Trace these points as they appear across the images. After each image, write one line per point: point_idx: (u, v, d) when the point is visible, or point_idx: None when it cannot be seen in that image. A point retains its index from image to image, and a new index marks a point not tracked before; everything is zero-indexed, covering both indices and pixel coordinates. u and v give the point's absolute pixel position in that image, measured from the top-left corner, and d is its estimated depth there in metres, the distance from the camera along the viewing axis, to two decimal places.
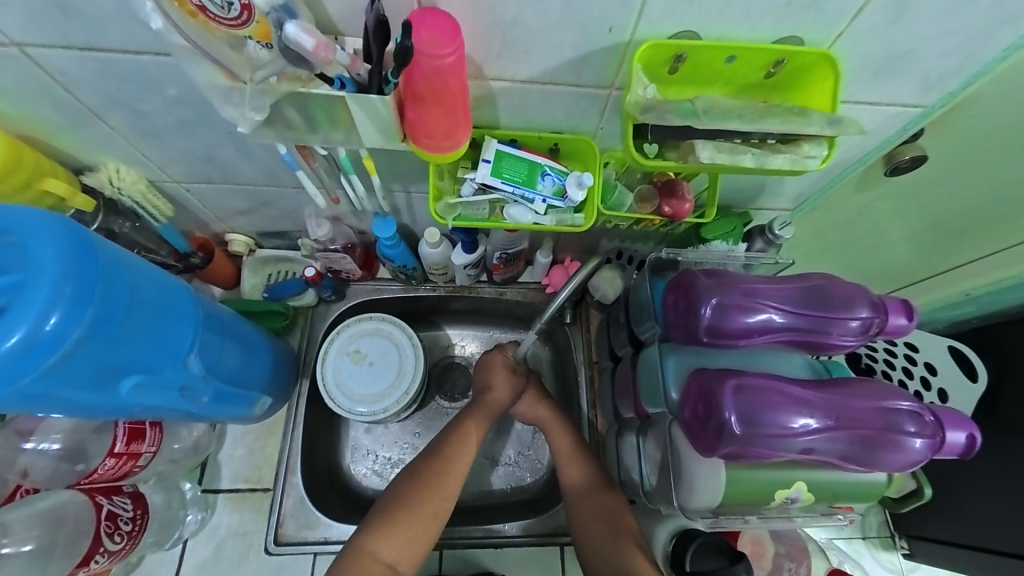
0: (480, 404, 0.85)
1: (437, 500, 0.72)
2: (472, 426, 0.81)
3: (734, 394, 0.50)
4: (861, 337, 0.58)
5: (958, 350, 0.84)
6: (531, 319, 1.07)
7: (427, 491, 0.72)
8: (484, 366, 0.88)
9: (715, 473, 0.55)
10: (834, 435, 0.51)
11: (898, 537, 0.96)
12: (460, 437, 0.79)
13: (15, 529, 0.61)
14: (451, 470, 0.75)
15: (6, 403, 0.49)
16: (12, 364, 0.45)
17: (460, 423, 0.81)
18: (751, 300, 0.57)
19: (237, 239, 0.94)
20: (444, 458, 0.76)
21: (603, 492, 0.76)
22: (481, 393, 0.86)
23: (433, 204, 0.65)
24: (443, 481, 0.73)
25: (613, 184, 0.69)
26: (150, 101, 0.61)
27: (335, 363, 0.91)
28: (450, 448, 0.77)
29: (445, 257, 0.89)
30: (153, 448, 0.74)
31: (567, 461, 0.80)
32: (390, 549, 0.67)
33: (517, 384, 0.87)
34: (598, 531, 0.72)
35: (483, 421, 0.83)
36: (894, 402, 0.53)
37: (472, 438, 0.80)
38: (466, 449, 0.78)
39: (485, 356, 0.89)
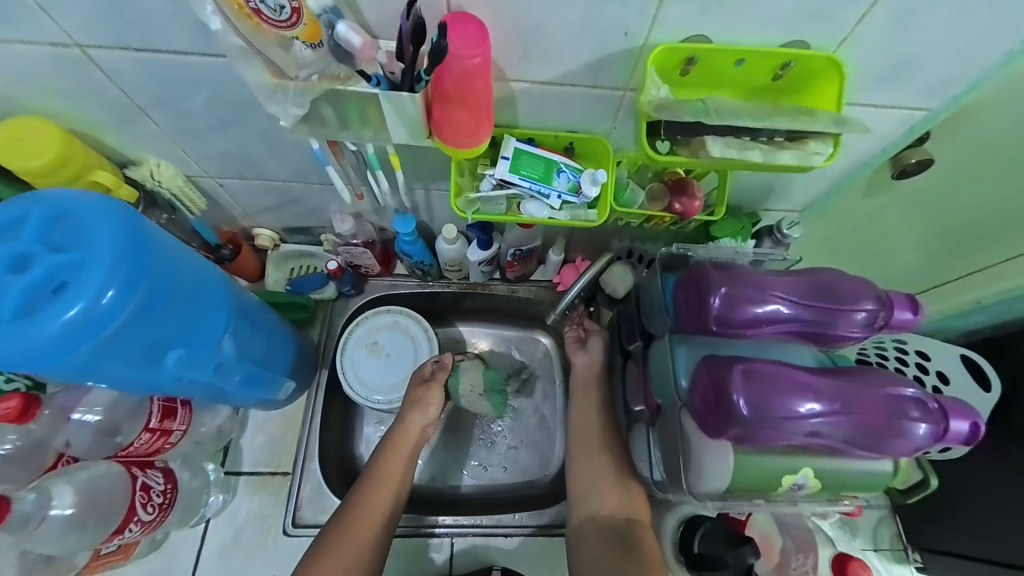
0: (404, 430, 0.85)
1: (353, 545, 0.72)
2: (390, 458, 0.82)
3: (742, 379, 0.52)
4: (866, 330, 0.59)
5: (972, 360, 0.83)
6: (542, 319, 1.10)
7: (341, 537, 0.73)
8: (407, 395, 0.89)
9: (723, 458, 0.55)
10: (840, 419, 0.53)
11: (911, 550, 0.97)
12: (376, 474, 0.80)
13: (58, 494, 0.63)
14: (365, 510, 0.76)
15: (59, 373, 0.53)
16: (67, 337, 0.49)
17: (375, 461, 0.82)
18: (759, 291, 0.58)
19: (262, 234, 0.99)
20: (354, 507, 0.76)
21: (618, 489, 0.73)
22: (398, 423, 0.87)
23: (453, 199, 0.68)
24: (354, 525, 0.74)
25: (625, 183, 0.71)
26: (195, 102, 0.66)
27: (353, 354, 0.94)
28: (365, 488, 0.78)
29: (460, 254, 0.93)
30: (183, 426, 0.75)
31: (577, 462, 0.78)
32: None
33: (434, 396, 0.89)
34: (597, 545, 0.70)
35: (399, 454, 0.83)
36: (898, 389, 0.54)
37: (390, 475, 0.80)
38: (383, 486, 0.79)
39: (408, 390, 0.89)
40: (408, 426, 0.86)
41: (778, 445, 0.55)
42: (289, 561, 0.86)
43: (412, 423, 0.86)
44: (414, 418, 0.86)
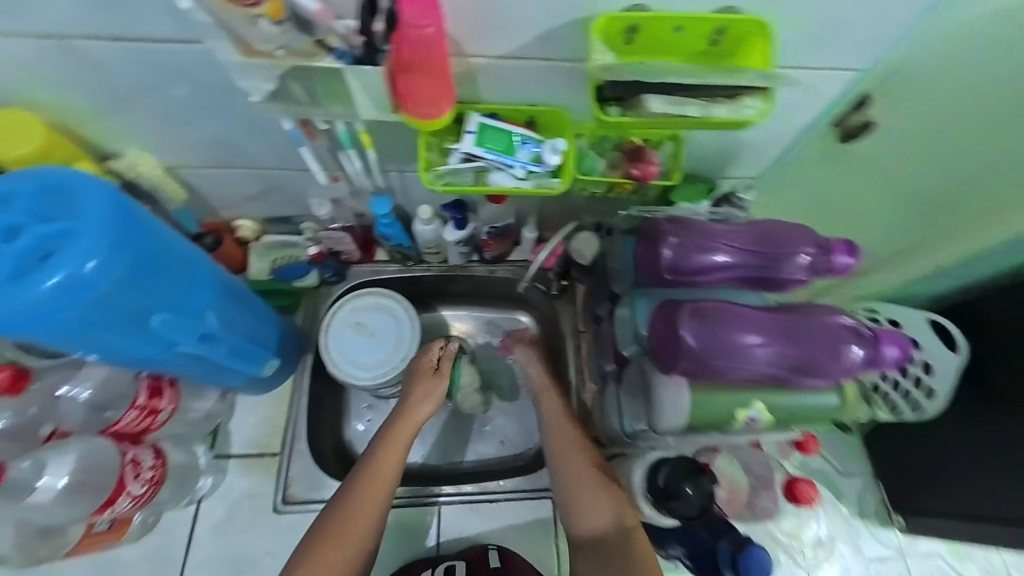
0: (403, 421, 0.81)
1: (347, 542, 0.71)
2: (390, 449, 0.79)
3: (691, 316, 0.57)
4: (809, 273, 0.63)
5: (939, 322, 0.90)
6: (522, 300, 1.13)
7: (334, 535, 0.71)
8: (414, 384, 0.86)
9: (679, 396, 0.60)
10: (784, 349, 0.57)
11: (895, 513, 1.06)
12: (373, 465, 0.77)
13: (53, 464, 0.66)
14: (361, 505, 0.73)
15: (49, 340, 0.56)
16: (53, 303, 0.51)
17: (372, 451, 0.79)
18: (709, 240, 0.63)
19: (244, 225, 1.02)
20: (350, 502, 0.74)
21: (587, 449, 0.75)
22: (401, 409, 0.83)
23: (423, 172, 0.71)
24: (348, 522, 0.72)
25: (585, 152, 0.76)
26: (174, 89, 0.70)
27: (337, 334, 0.97)
28: (361, 481, 0.75)
29: (437, 234, 0.97)
30: (171, 406, 0.77)
31: (568, 451, 0.74)
32: None
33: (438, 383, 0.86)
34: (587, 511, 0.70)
35: (401, 444, 0.79)
36: (836, 320, 0.59)
37: (388, 466, 0.77)
38: (382, 478, 0.76)
39: (418, 380, 0.86)
40: (411, 414, 0.82)
41: (737, 381, 0.59)
42: (282, 536, 0.89)
43: (417, 410, 0.83)
44: (419, 407, 0.83)
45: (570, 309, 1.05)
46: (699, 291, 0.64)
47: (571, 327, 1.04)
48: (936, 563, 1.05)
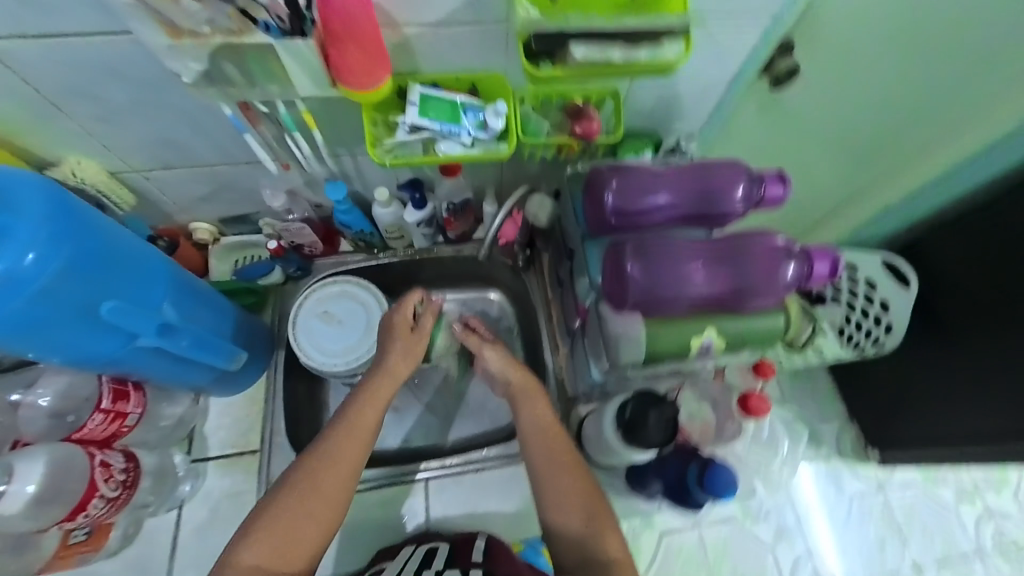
0: (383, 378, 0.81)
1: (320, 498, 0.71)
2: (367, 405, 0.78)
3: (635, 252, 0.63)
4: (745, 205, 0.67)
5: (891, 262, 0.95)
6: (492, 279, 1.14)
7: (304, 490, 0.71)
8: (391, 341, 0.84)
9: (633, 330, 0.64)
10: (720, 272, 0.64)
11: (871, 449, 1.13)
12: (348, 423, 0.76)
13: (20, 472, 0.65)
14: (334, 463, 0.73)
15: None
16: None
17: (346, 408, 0.78)
18: (648, 181, 0.66)
19: (200, 228, 0.99)
20: (322, 457, 0.73)
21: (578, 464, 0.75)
22: (378, 367, 0.82)
23: (371, 148, 0.73)
24: (320, 478, 0.72)
25: (529, 116, 0.78)
26: (106, 87, 0.69)
27: (306, 325, 0.96)
28: (334, 437, 0.75)
29: (397, 217, 0.97)
30: (139, 409, 0.77)
31: (555, 465, 0.73)
32: (258, 554, 0.67)
33: (417, 339, 0.84)
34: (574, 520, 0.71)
35: (378, 401, 0.79)
36: (768, 242, 0.64)
37: (364, 423, 0.77)
38: (356, 434, 0.76)
39: (395, 338, 0.83)
40: (388, 371, 0.82)
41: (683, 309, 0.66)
42: None
43: (396, 366, 0.82)
44: (396, 362, 0.82)
45: (537, 279, 1.09)
46: (641, 227, 0.67)
47: (539, 296, 1.08)
48: (914, 494, 1.11)
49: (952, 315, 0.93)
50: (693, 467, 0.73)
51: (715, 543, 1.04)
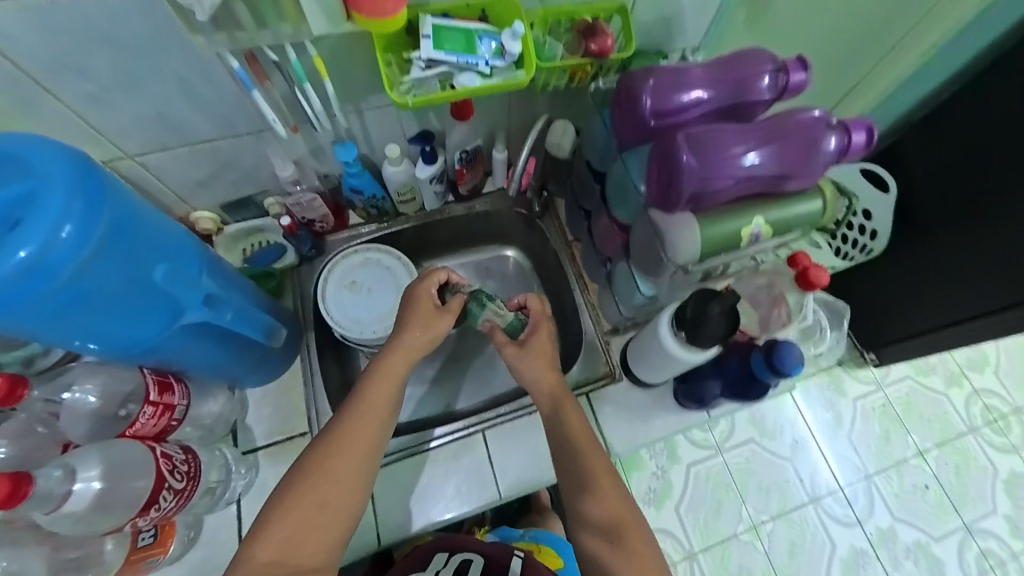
0: (394, 353, 0.76)
1: (334, 485, 0.68)
2: (378, 385, 0.74)
3: (685, 144, 0.63)
4: (775, 91, 0.69)
5: (868, 167, 1.04)
6: (507, 234, 1.15)
7: (312, 479, 0.67)
8: (412, 315, 0.79)
9: (689, 229, 0.65)
10: (769, 153, 0.65)
11: (867, 353, 1.39)
12: (356, 408, 0.73)
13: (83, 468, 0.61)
14: (342, 451, 0.69)
15: (28, 323, 0.51)
16: (26, 280, 0.46)
17: (356, 391, 0.75)
18: (681, 79, 0.67)
19: (203, 217, 0.92)
20: (330, 445, 0.70)
21: (604, 475, 0.73)
22: (391, 345, 0.77)
23: (390, 89, 0.70)
24: (331, 466, 0.68)
25: (542, 41, 0.77)
26: (96, 56, 0.61)
27: (336, 297, 0.94)
28: (343, 423, 0.71)
29: (409, 174, 0.94)
30: (184, 400, 0.73)
31: (572, 469, 0.74)
32: (270, 548, 0.63)
33: (433, 317, 0.79)
34: (594, 531, 0.70)
35: (392, 379, 0.76)
36: (805, 120, 0.67)
37: (374, 405, 0.73)
38: (364, 417, 0.72)
39: (418, 314, 0.79)
40: (402, 347, 0.77)
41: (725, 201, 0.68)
42: None
43: (411, 339, 0.77)
44: (407, 336, 0.77)
45: (555, 222, 1.08)
46: (676, 127, 0.68)
47: (557, 240, 1.07)
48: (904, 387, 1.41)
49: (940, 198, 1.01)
50: (757, 357, 0.77)
51: (739, 464, 1.29)
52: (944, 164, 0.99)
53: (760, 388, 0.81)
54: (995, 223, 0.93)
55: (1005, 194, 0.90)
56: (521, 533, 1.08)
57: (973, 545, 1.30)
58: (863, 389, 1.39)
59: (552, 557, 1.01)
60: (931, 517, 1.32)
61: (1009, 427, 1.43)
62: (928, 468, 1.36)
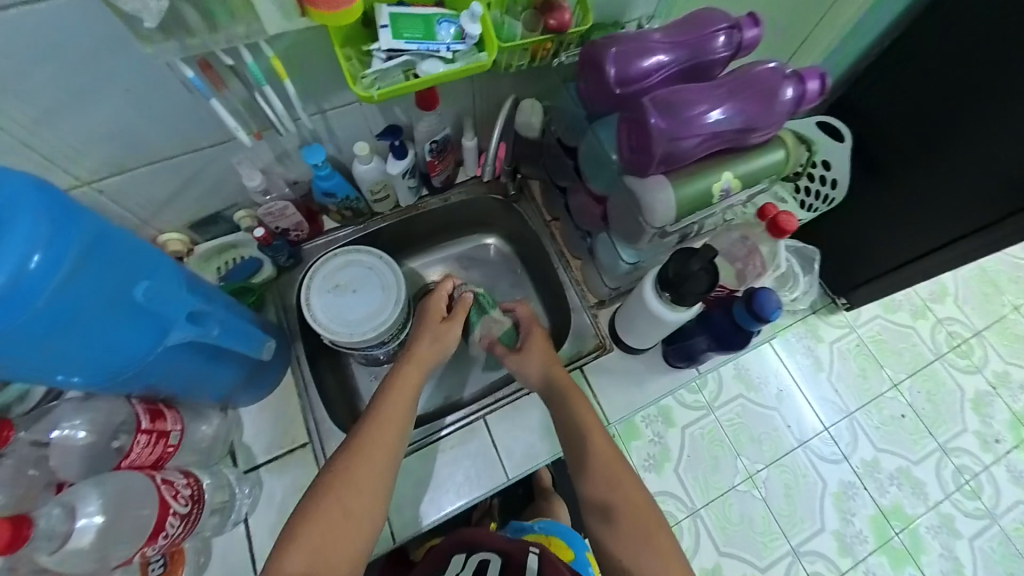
0: (409, 363, 0.81)
1: (360, 490, 0.69)
2: (397, 393, 0.78)
3: (653, 106, 0.65)
4: (730, 50, 0.71)
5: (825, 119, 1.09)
6: (486, 222, 1.15)
7: (337, 488, 0.68)
8: (424, 329, 0.86)
9: (665, 191, 0.67)
10: (733, 107, 0.67)
11: (838, 298, 1.45)
12: (376, 418, 0.75)
13: (83, 504, 0.59)
14: (366, 459, 0.71)
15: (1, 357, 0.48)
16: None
17: (375, 401, 0.77)
18: (642, 44, 0.68)
19: (171, 238, 0.89)
20: (352, 457, 0.71)
21: (620, 468, 0.76)
22: (406, 354, 0.83)
23: (353, 83, 0.68)
24: (356, 474, 0.70)
25: (501, 20, 0.76)
26: (37, 74, 0.57)
27: (324, 302, 0.87)
28: (364, 432, 0.73)
29: (381, 171, 0.93)
30: (179, 425, 0.71)
31: (588, 466, 0.76)
32: (298, 558, 0.63)
33: (441, 330, 0.86)
34: (616, 524, 0.72)
35: (409, 387, 0.79)
36: (762, 73, 0.69)
37: (393, 412, 0.76)
38: (386, 424, 0.74)
39: (429, 326, 0.86)
40: (416, 355, 0.82)
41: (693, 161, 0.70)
42: None
43: (423, 350, 0.83)
44: (420, 347, 0.83)
45: (532, 205, 1.09)
46: (641, 96, 0.69)
47: (536, 221, 1.08)
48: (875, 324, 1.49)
49: (897, 131, 1.05)
50: (740, 308, 0.80)
51: (731, 419, 1.35)
52: (897, 104, 1.03)
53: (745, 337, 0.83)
54: (953, 152, 0.97)
55: (966, 119, 0.94)
56: (531, 525, 1.09)
57: (950, 464, 1.40)
58: (837, 333, 1.47)
59: (564, 550, 1.02)
60: (910, 444, 1.41)
61: (969, 349, 1.54)
62: (903, 398, 1.45)
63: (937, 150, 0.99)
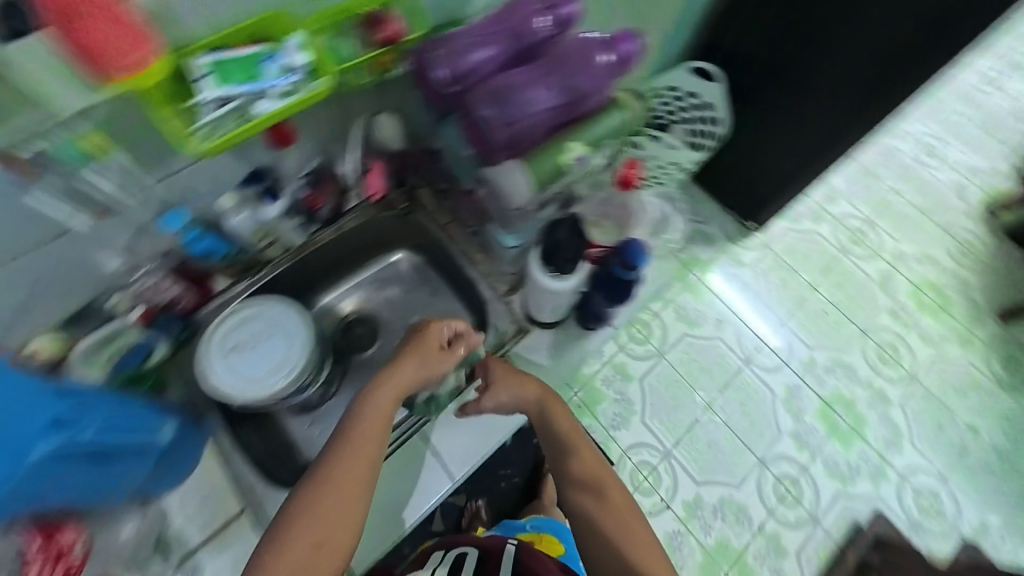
0: (382, 386, 0.78)
1: (333, 518, 0.67)
2: (371, 415, 0.76)
3: (486, 103, 0.71)
4: (558, 29, 0.74)
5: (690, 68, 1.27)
6: (391, 241, 1.12)
7: (308, 519, 0.66)
8: (410, 357, 0.82)
9: (509, 174, 0.79)
10: (557, 87, 0.74)
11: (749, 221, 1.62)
12: (350, 444, 0.73)
13: None
14: (336, 487, 0.69)
15: None
16: None
17: (347, 425, 0.75)
18: (469, 41, 0.71)
19: (40, 345, 0.81)
20: (323, 483, 0.69)
21: (603, 470, 0.83)
22: (379, 380, 0.79)
23: (185, 142, 0.65)
24: (328, 502, 0.68)
25: (330, 44, 0.75)
26: None
27: (227, 366, 0.82)
28: (336, 458, 0.71)
29: (256, 221, 0.89)
30: (81, 537, 0.72)
31: (580, 474, 0.83)
32: None
33: (433, 360, 0.83)
34: (605, 524, 0.78)
35: (385, 408, 0.77)
36: (585, 49, 0.75)
37: (368, 436, 0.74)
38: (360, 447, 0.73)
39: (420, 357, 0.82)
40: (392, 381, 0.79)
41: (541, 138, 0.79)
42: None
43: (405, 374, 0.80)
44: (404, 370, 0.80)
45: (424, 211, 1.11)
46: (479, 85, 0.73)
47: (433, 227, 1.11)
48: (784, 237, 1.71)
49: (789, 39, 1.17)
50: (614, 265, 0.91)
51: (682, 356, 1.51)
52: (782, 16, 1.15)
53: (630, 291, 0.96)
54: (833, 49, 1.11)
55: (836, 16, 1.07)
56: (524, 524, 1.15)
57: (870, 342, 1.61)
58: (755, 254, 1.67)
59: (555, 544, 1.10)
60: (834, 332, 1.62)
61: (863, 237, 1.78)
62: (822, 297, 1.65)
63: (820, 51, 1.13)
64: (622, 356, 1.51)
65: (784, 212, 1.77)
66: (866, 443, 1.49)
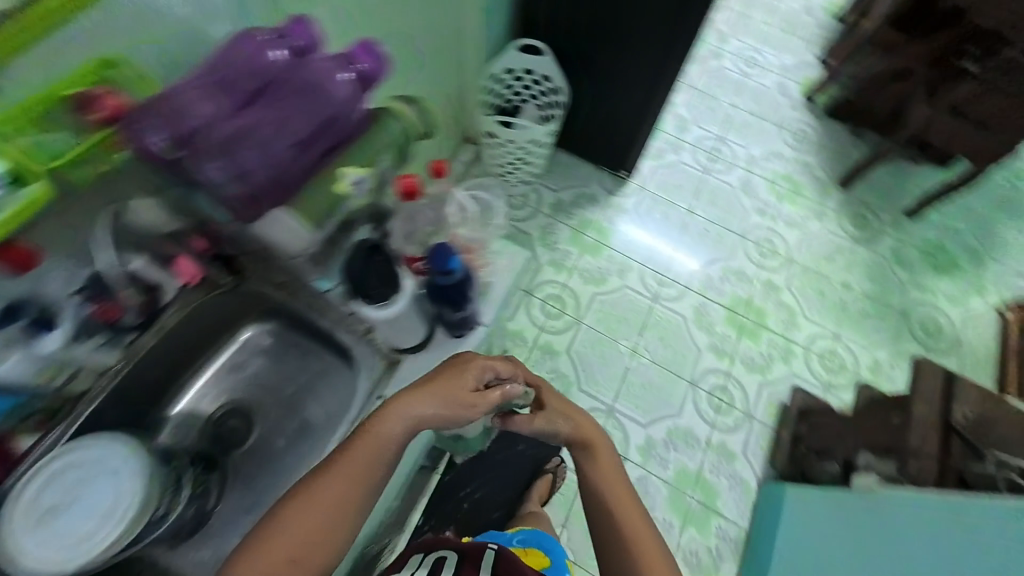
0: (389, 419, 0.73)
1: (308, 538, 0.68)
2: (370, 442, 0.72)
3: (210, 162, 0.71)
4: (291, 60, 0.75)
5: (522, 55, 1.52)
6: (229, 320, 1.02)
7: (285, 538, 0.67)
8: (454, 394, 0.75)
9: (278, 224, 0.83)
10: (296, 124, 0.74)
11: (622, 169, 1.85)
12: (344, 461, 0.71)
13: None
14: (312, 513, 0.68)
15: None
16: None
17: (343, 447, 0.73)
18: (187, 98, 0.69)
19: None
20: (303, 503, 0.69)
21: (601, 441, 0.87)
22: (382, 415, 0.74)
23: None
24: (303, 525, 0.68)
25: (35, 141, 0.63)
26: None
27: (41, 535, 0.69)
28: (320, 480, 0.70)
29: (34, 359, 0.75)
30: None
31: (587, 452, 0.86)
32: None
33: (477, 404, 0.77)
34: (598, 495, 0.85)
35: (385, 446, 0.73)
36: (323, 75, 0.76)
37: (356, 465, 0.71)
38: (344, 475, 0.70)
39: (458, 400, 0.75)
40: (401, 420, 0.73)
41: (298, 176, 0.79)
42: None
43: (424, 414, 0.74)
44: (428, 404, 0.74)
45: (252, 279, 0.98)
46: (205, 142, 0.70)
47: (272, 292, 0.99)
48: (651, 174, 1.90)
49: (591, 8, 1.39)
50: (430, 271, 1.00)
51: (598, 315, 1.65)
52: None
53: (461, 289, 1.03)
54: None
55: None
56: (510, 537, 1.11)
57: (749, 242, 1.82)
58: (634, 198, 1.86)
59: (540, 558, 1.04)
60: (716, 245, 1.80)
61: (719, 153, 1.98)
62: (700, 217, 1.85)
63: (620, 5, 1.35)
64: (546, 335, 1.61)
65: (648, 150, 1.95)
66: (770, 331, 1.69)
